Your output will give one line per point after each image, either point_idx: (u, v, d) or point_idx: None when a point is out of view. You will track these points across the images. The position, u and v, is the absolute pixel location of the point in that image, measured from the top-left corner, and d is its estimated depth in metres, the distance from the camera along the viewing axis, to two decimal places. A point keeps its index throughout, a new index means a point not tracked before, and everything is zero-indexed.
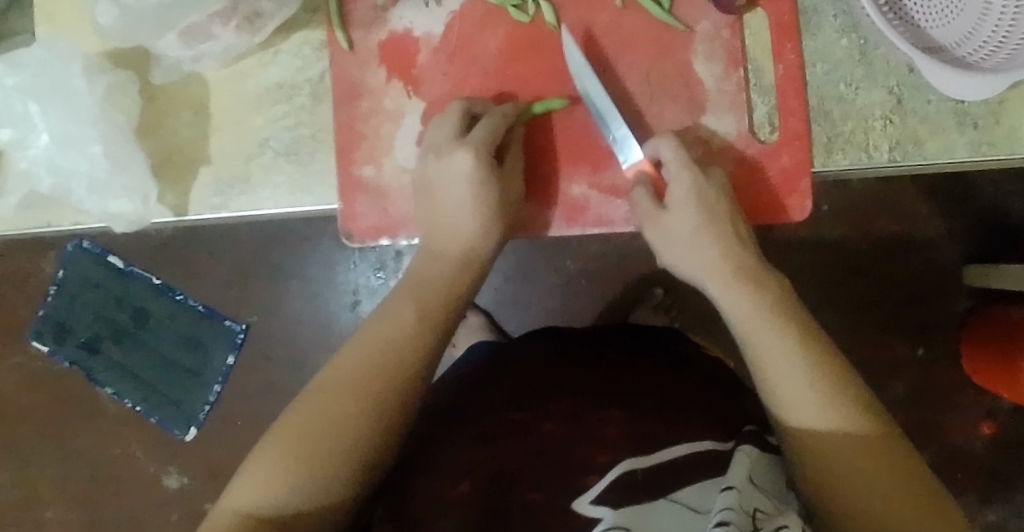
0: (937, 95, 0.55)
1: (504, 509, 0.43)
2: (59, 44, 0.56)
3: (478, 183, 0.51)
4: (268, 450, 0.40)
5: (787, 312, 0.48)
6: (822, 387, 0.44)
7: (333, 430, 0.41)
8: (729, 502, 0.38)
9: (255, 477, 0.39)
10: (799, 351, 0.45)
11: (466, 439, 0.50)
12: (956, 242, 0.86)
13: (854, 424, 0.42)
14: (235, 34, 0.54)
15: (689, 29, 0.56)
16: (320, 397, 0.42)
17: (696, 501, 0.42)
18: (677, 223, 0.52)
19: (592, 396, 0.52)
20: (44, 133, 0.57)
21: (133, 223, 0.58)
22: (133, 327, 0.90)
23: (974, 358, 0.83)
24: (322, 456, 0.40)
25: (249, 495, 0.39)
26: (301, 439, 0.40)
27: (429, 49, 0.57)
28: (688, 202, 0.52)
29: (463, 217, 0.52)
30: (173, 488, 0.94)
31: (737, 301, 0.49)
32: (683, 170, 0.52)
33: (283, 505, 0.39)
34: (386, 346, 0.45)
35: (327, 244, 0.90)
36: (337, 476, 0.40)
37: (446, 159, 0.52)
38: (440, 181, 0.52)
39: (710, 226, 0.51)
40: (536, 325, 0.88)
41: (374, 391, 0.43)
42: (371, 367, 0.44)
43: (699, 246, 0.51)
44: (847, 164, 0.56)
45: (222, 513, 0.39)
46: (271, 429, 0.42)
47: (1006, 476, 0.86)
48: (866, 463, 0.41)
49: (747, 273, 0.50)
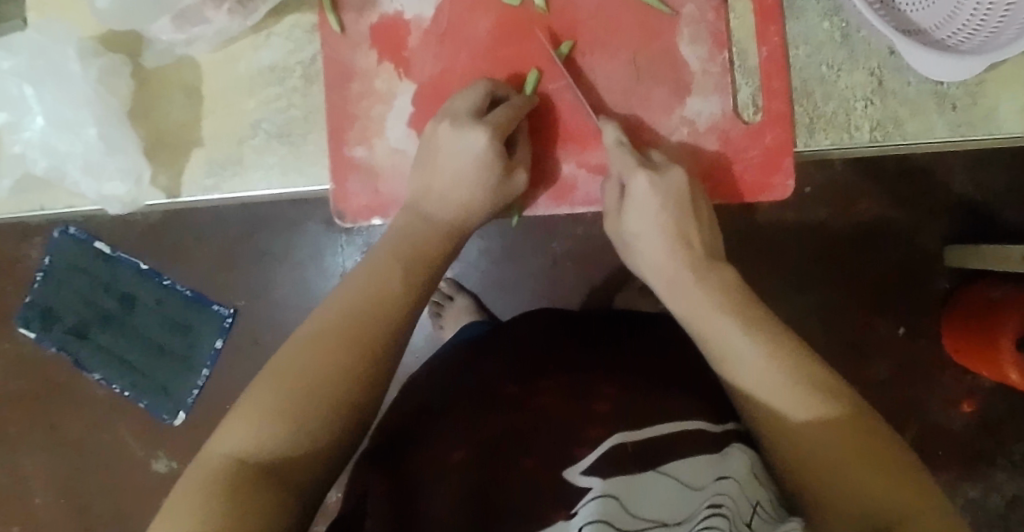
0: (916, 77, 0.56)
1: (500, 474, 0.44)
2: (52, 27, 0.56)
3: (483, 163, 0.53)
4: (259, 397, 0.39)
5: (732, 305, 0.49)
6: (788, 370, 0.44)
7: (322, 379, 0.41)
8: (729, 488, 0.41)
9: (245, 422, 0.38)
10: (753, 341, 0.46)
11: (460, 412, 0.51)
12: (936, 222, 0.88)
13: (821, 407, 0.42)
14: (229, 17, 0.54)
15: (675, 13, 0.57)
16: (308, 347, 0.42)
17: (688, 476, 0.42)
18: (635, 225, 0.54)
19: (584, 375, 0.53)
20: (38, 116, 0.58)
21: (127, 205, 0.59)
22: (120, 311, 0.91)
23: (954, 336, 0.86)
24: (314, 403, 0.40)
25: (238, 440, 0.38)
26: (290, 385, 0.40)
27: (419, 32, 0.57)
28: (648, 210, 0.53)
29: (462, 189, 0.53)
30: (163, 472, 0.94)
31: (700, 291, 0.50)
32: (639, 175, 0.53)
33: (271, 448, 0.38)
34: (375, 299, 0.46)
35: (314, 228, 0.91)
36: (328, 425, 0.40)
37: (462, 131, 0.53)
38: (448, 150, 0.54)
39: (664, 223, 0.53)
40: (524, 307, 0.90)
41: (363, 345, 0.43)
42: (357, 321, 0.44)
43: (651, 239, 0.53)
44: (829, 144, 0.57)
45: (211, 457, 0.37)
46: (260, 376, 0.41)
47: (984, 451, 0.89)
48: (837, 443, 0.41)
49: (687, 277, 0.51)
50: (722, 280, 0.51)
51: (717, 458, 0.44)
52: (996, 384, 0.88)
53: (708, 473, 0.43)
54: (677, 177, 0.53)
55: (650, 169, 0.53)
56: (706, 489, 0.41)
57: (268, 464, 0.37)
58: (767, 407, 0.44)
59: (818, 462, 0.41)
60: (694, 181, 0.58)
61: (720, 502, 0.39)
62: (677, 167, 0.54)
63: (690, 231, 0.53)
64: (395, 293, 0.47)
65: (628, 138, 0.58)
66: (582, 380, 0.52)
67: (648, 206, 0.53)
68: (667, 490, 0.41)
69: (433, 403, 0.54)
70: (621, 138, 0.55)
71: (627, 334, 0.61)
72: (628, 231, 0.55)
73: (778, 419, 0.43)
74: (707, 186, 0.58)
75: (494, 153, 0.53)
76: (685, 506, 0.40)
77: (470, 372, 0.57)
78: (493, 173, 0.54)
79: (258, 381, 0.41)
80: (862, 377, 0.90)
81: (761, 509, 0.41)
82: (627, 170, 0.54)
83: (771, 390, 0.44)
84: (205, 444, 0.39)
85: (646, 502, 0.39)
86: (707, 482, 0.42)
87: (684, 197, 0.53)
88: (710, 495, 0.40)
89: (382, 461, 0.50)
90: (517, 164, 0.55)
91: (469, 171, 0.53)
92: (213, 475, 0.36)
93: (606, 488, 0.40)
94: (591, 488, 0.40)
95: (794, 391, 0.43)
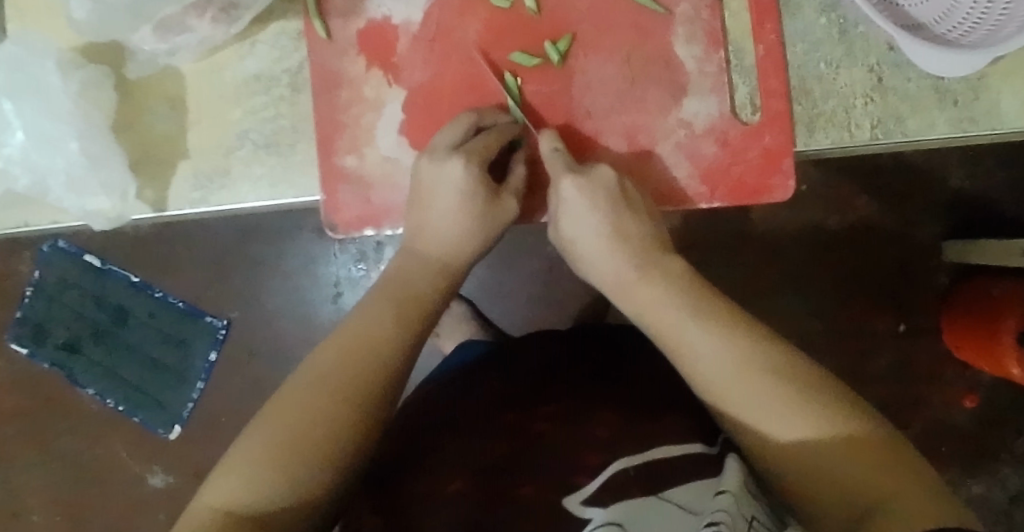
0: (917, 73, 0.55)
1: (499, 503, 0.44)
2: (31, 39, 0.55)
3: (466, 193, 0.52)
4: (248, 451, 0.39)
5: (698, 305, 0.47)
6: (752, 361, 0.43)
7: (313, 427, 0.40)
8: (726, 505, 0.39)
9: (233, 474, 0.38)
10: (720, 344, 0.44)
11: (456, 438, 0.51)
12: (936, 218, 0.86)
13: (800, 409, 0.40)
14: (212, 26, 0.53)
15: (669, 12, 0.56)
16: (295, 397, 0.41)
17: (690, 501, 0.41)
18: (570, 230, 0.53)
19: (578, 398, 0.53)
20: (20, 131, 0.56)
21: (112, 219, 0.57)
22: (111, 326, 0.90)
23: (955, 332, 0.84)
24: (302, 453, 0.39)
25: (228, 493, 0.37)
26: (283, 434, 0.39)
27: (408, 36, 0.56)
28: (578, 209, 0.52)
29: (445, 219, 0.52)
30: (159, 487, 0.93)
31: (666, 293, 0.48)
32: (565, 179, 0.52)
33: (263, 500, 0.37)
34: (365, 351, 0.44)
35: (306, 236, 0.90)
36: (321, 473, 0.39)
37: (440, 165, 0.52)
38: (430, 183, 0.52)
39: (610, 245, 0.51)
40: (519, 313, 0.88)
41: (354, 389, 0.42)
42: (350, 362, 0.43)
43: (589, 242, 0.52)
44: (829, 144, 0.56)
45: (198, 510, 0.37)
46: (252, 424, 0.41)
47: (987, 448, 0.88)
48: (827, 439, 0.39)
49: (631, 273, 0.50)
50: (681, 282, 0.49)
51: (715, 480, 0.43)
52: (998, 380, 0.87)
53: (706, 493, 0.41)
54: (607, 175, 0.52)
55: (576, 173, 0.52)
56: (705, 511, 0.39)
57: (261, 516, 0.37)
58: (757, 425, 0.41)
59: (810, 463, 0.39)
60: (691, 183, 0.57)
61: (718, 518, 0.37)
62: (606, 166, 0.53)
63: (660, 251, 0.51)
64: (383, 330, 0.46)
65: (623, 141, 0.56)
66: (577, 402, 0.52)
67: (577, 205, 0.52)
68: (666, 516, 0.40)
69: (425, 428, 0.53)
70: (558, 145, 0.54)
71: (625, 349, 0.60)
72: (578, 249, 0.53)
73: (762, 420, 0.41)
74: (706, 188, 0.57)
75: (476, 177, 0.52)
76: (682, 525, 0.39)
77: (465, 393, 0.56)
78: (478, 203, 0.52)
79: (248, 431, 0.40)
80: (867, 377, 0.89)
81: (755, 522, 0.39)
82: (557, 175, 0.53)
83: (763, 410, 0.41)
84: (194, 495, 0.38)
85: (650, 523, 0.39)
86: (707, 503, 0.40)
87: (615, 193, 0.52)
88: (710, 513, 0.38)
89: (378, 488, 0.49)
90: (505, 193, 0.54)
91: (455, 199, 0.51)
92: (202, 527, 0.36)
93: (608, 516, 0.40)
94: (592, 520, 0.40)
95: (774, 393, 0.41)
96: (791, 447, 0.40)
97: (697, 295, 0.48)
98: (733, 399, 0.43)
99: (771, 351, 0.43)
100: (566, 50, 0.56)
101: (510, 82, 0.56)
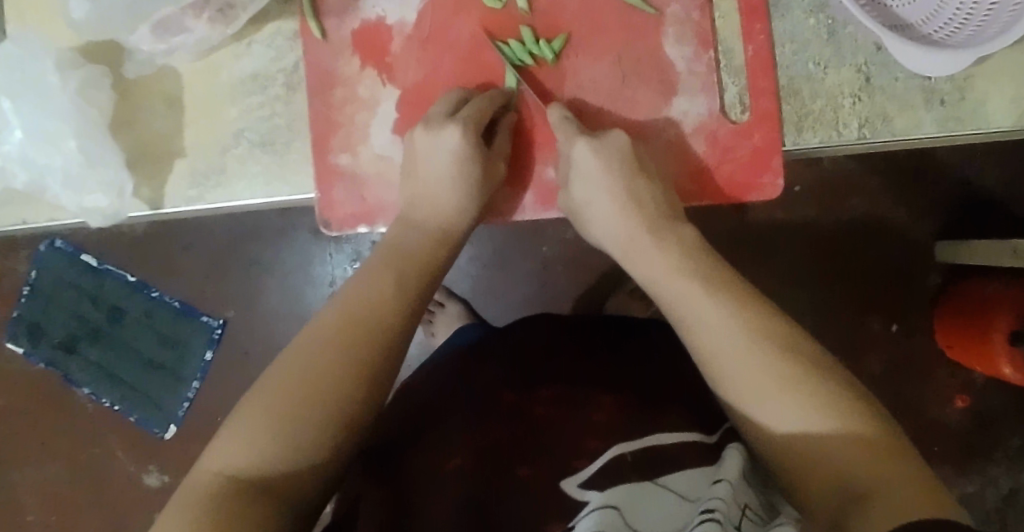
0: (904, 73, 0.56)
1: (496, 484, 0.44)
2: (28, 39, 0.55)
3: (462, 161, 0.53)
4: (250, 414, 0.39)
5: (690, 261, 0.49)
6: (745, 313, 0.44)
7: (317, 391, 0.41)
8: (721, 493, 0.41)
9: (236, 438, 0.39)
10: (712, 296, 0.46)
11: (456, 416, 0.51)
12: (928, 216, 0.87)
13: (782, 364, 0.41)
14: (209, 26, 0.54)
15: (659, 13, 0.57)
16: (300, 360, 0.42)
17: (685, 489, 0.43)
18: (583, 193, 0.55)
19: (576, 382, 0.53)
20: (18, 129, 0.57)
21: (108, 217, 0.58)
22: (109, 325, 0.90)
23: (947, 331, 0.85)
24: (305, 415, 0.40)
25: (232, 456, 0.38)
26: (284, 398, 0.40)
27: (402, 37, 0.57)
28: (590, 171, 0.53)
29: (434, 218, 0.53)
30: (154, 486, 0.93)
31: (654, 262, 0.50)
32: (580, 142, 0.53)
33: (264, 464, 0.38)
34: (364, 318, 0.45)
35: (303, 236, 0.90)
36: (321, 437, 0.40)
37: (436, 132, 0.53)
38: (425, 150, 0.54)
39: (621, 207, 0.53)
40: (513, 313, 0.89)
41: (357, 355, 0.43)
42: (351, 329, 0.44)
43: (601, 204, 0.54)
44: (818, 142, 0.57)
45: (201, 475, 0.38)
46: (250, 393, 0.41)
47: (979, 448, 0.88)
48: (808, 394, 0.40)
49: (642, 235, 0.52)
50: (686, 241, 0.51)
51: (712, 468, 0.45)
52: (990, 379, 0.88)
53: (704, 482, 0.43)
54: (619, 139, 0.54)
55: (589, 136, 0.54)
56: (700, 499, 0.42)
57: (263, 480, 0.37)
58: (738, 381, 0.42)
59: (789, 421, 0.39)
60: (680, 181, 0.58)
61: (714, 506, 0.39)
62: (617, 131, 0.55)
63: (640, 191, 0.53)
64: (383, 295, 0.47)
65: None
66: (577, 386, 0.53)
67: (596, 172, 0.53)
68: (664, 504, 0.42)
69: (420, 409, 0.54)
70: (566, 113, 0.55)
71: (623, 336, 0.61)
72: (577, 200, 0.55)
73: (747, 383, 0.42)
74: (696, 187, 0.58)
75: (471, 142, 0.53)
76: (682, 515, 0.41)
77: (465, 375, 0.57)
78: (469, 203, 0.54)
79: (248, 397, 0.41)
80: (856, 374, 0.90)
81: (747, 511, 0.41)
82: (570, 140, 0.54)
83: (748, 380, 0.42)
84: (199, 458, 0.39)
85: (646, 513, 0.41)
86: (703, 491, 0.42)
87: (629, 154, 0.54)
88: (706, 502, 0.40)
89: (377, 466, 0.51)
90: (495, 158, 0.55)
91: (449, 170, 0.53)
92: (207, 489, 0.37)
93: (605, 500, 0.41)
94: (591, 502, 0.41)
95: (755, 345, 0.42)
96: (769, 397, 0.41)
97: (696, 258, 0.49)
98: (707, 348, 0.44)
99: (751, 306, 0.45)
100: (559, 50, 0.57)
101: (519, 57, 0.56)
